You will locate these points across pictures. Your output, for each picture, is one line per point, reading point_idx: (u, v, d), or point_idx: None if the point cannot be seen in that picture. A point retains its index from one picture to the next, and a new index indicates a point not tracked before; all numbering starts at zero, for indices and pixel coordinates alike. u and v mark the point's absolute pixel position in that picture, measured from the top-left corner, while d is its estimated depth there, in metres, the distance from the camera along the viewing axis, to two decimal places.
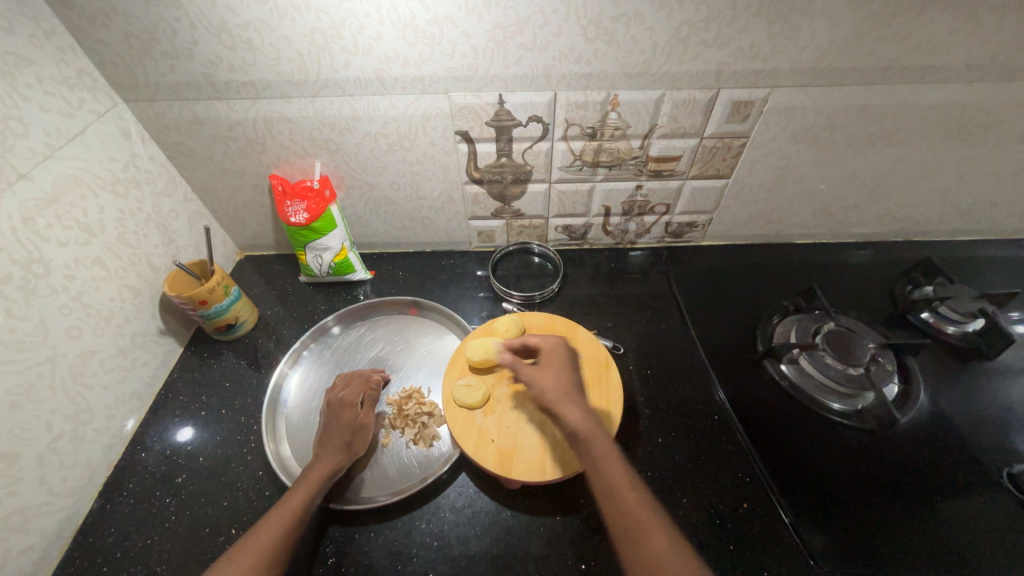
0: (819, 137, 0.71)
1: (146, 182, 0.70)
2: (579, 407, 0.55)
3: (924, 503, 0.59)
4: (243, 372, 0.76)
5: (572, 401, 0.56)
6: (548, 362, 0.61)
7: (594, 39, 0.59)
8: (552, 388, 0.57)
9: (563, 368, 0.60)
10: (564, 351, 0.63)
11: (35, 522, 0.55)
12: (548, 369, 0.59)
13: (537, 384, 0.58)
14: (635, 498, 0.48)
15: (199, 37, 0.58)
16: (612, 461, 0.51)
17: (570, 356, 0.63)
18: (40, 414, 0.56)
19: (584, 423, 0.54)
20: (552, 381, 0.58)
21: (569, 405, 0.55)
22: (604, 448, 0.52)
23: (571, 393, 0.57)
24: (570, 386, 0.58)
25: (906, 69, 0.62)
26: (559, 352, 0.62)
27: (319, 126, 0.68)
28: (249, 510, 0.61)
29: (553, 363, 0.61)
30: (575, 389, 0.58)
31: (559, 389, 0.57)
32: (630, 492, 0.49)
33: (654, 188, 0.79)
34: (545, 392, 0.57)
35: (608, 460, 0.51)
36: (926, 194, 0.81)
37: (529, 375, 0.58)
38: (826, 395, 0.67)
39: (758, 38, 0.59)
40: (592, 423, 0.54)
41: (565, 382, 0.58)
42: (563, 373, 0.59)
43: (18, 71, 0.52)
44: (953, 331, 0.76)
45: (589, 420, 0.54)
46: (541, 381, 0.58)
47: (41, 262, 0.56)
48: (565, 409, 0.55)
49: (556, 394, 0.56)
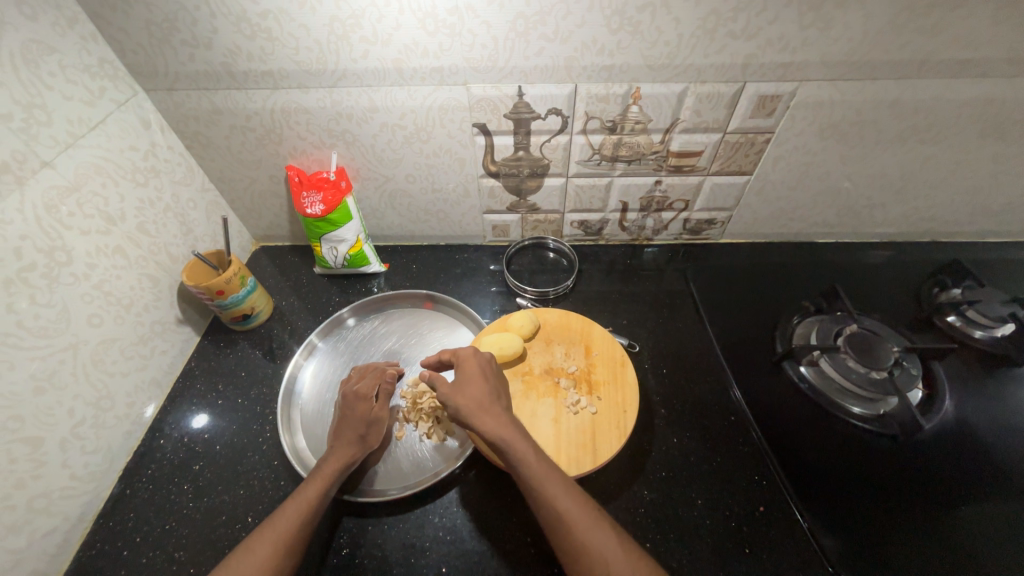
0: (848, 133, 0.69)
1: (165, 172, 0.70)
2: (496, 411, 0.53)
3: (949, 512, 0.57)
4: (259, 362, 0.76)
5: (487, 407, 0.53)
6: (463, 370, 0.57)
7: (618, 30, 0.57)
8: (469, 400, 0.54)
9: (477, 376, 0.56)
10: (480, 356, 0.59)
11: (58, 505, 0.57)
12: (463, 380, 0.56)
13: (455, 399, 0.54)
14: (561, 493, 0.47)
15: (219, 25, 0.57)
16: (534, 461, 0.49)
17: (487, 360, 0.59)
18: (63, 400, 0.56)
19: (501, 430, 0.51)
20: (469, 390, 0.55)
21: (485, 414, 0.52)
22: (522, 449, 0.50)
23: (486, 400, 0.54)
24: (487, 392, 0.55)
25: (943, 63, 0.60)
26: (474, 358, 0.58)
27: (337, 117, 0.68)
28: (264, 499, 0.62)
29: (467, 372, 0.57)
30: (490, 394, 0.55)
31: (476, 400, 0.54)
32: (555, 489, 0.48)
33: (673, 184, 0.78)
34: (460, 406, 0.53)
35: (529, 460, 0.49)
36: (956, 194, 0.78)
37: (445, 391, 0.55)
38: (847, 399, 0.66)
39: (788, 29, 0.57)
40: (509, 426, 0.52)
41: (481, 390, 0.55)
42: (478, 380, 0.56)
43: (41, 59, 0.53)
44: (981, 335, 0.74)
45: (507, 423, 0.52)
46: (456, 395, 0.54)
47: (64, 250, 0.56)
48: (479, 420, 0.52)
49: (473, 404, 0.53)
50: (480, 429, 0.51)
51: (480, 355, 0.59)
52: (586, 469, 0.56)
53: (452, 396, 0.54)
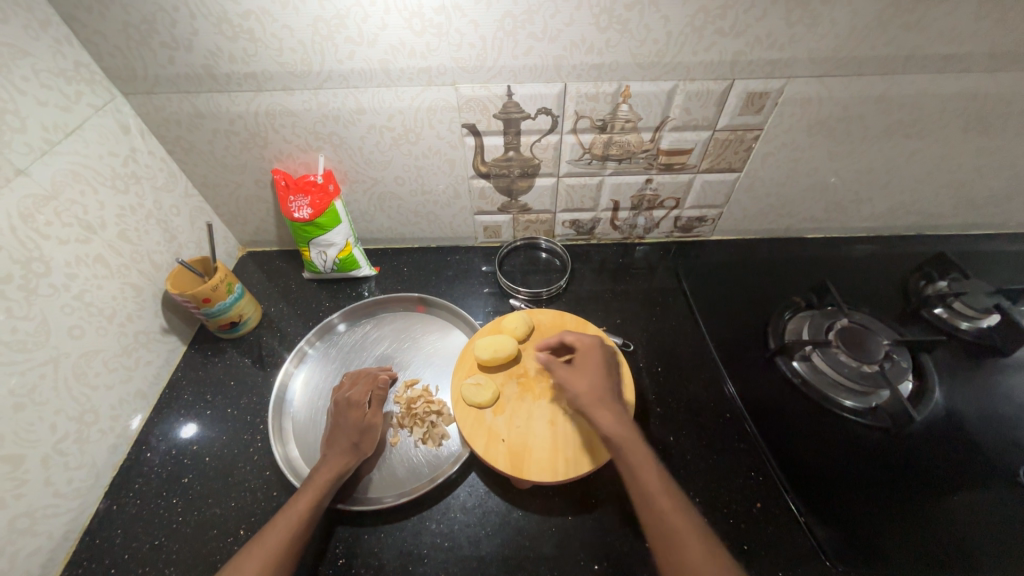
0: (835, 129, 0.70)
1: (146, 177, 0.68)
2: (614, 408, 0.54)
3: (941, 502, 0.58)
4: (248, 371, 0.75)
5: (605, 403, 0.54)
6: (584, 362, 0.59)
7: (607, 28, 0.57)
8: (585, 392, 0.55)
9: (596, 371, 0.58)
10: (603, 352, 0.61)
11: (41, 524, 0.55)
12: (583, 372, 0.58)
13: (571, 386, 0.56)
14: (670, 504, 0.47)
15: (199, 27, 0.56)
16: (646, 465, 0.50)
17: (608, 357, 0.61)
18: (44, 416, 0.55)
19: (617, 427, 0.52)
20: (587, 383, 0.56)
21: (601, 409, 0.54)
22: (637, 450, 0.50)
23: (605, 397, 0.55)
24: (606, 388, 0.56)
25: (928, 58, 0.61)
26: (595, 352, 0.60)
27: (323, 119, 0.66)
28: (257, 511, 0.61)
29: (588, 365, 0.59)
30: (609, 391, 0.56)
31: (593, 393, 0.55)
32: (664, 498, 0.48)
33: (663, 182, 0.78)
34: (578, 395, 0.55)
35: (644, 463, 0.50)
36: (941, 187, 0.80)
37: (564, 377, 0.57)
38: (840, 393, 0.66)
39: (776, 26, 0.57)
40: (625, 425, 0.52)
41: (600, 385, 0.56)
42: (597, 376, 0.57)
43: (13, 63, 0.51)
44: (967, 327, 0.75)
45: (623, 423, 0.53)
46: (576, 384, 0.56)
47: (41, 261, 0.54)
48: (595, 413, 0.54)
49: (591, 397, 0.55)
50: (597, 421, 0.53)
51: (602, 350, 0.61)
52: (584, 471, 0.55)
53: (572, 383, 0.56)
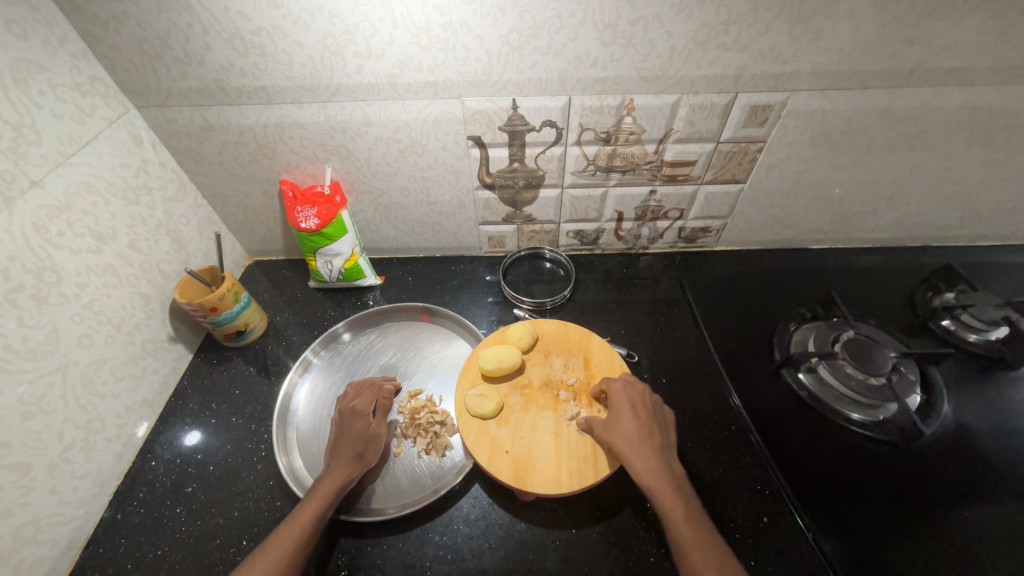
0: (839, 141, 0.70)
1: (157, 188, 0.69)
2: (650, 456, 0.52)
3: (952, 518, 0.57)
4: (253, 379, 0.75)
5: (641, 451, 0.52)
6: (615, 404, 0.57)
7: (611, 42, 0.58)
8: (618, 439, 0.54)
9: (629, 414, 0.55)
10: (636, 391, 0.58)
11: (46, 532, 0.55)
12: (616, 416, 0.56)
13: (606, 433, 0.55)
14: (707, 562, 0.46)
15: (211, 42, 0.57)
16: (680, 520, 0.48)
17: (640, 396, 0.58)
18: (51, 424, 0.55)
19: (652, 479, 0.50)
20: (621, 428, 0.54)
21: (635, 457, 0.52)
22: (670, 503, 0.49)
23: (639, 444, 0.53)
24: (640, 431, 0.54)
25: (931, 72, 0.61)
26: (626, 392, 0.58)
27: (331, 131, 0.67)
28: (260, 521, 0.61)
29: (621, 407, 0.56)
30: (644, 437, 0.53)
31: (627, 440, 0.53)
32: (699, 556, 0.46)
33: (667, 193, 0.78)
34: (611, 443, 0.54)
35: (678, 518, 0.48)
36: (946, 199, 0.79)
37: (599, 425, 0.57)
38: (847, 406, 0.65)
39: (779, 41, 0.57)
40: (660, 476, 0.51)
41: (635, 431, 0.54)
42: (631, 419, 0.55)
43: (31, 78, 0.52)
44: (976, 339, 0.74)
45: (660, 473, 0.51)
46: (609, 431, 0.55)
47: (53, 270, 0.55)
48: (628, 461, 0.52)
49: (624, 445, 0.53)
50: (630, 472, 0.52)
51: (632, 390, 0.58)
52: (587, 484, 0.55)
53: (605, 429, 0.55)
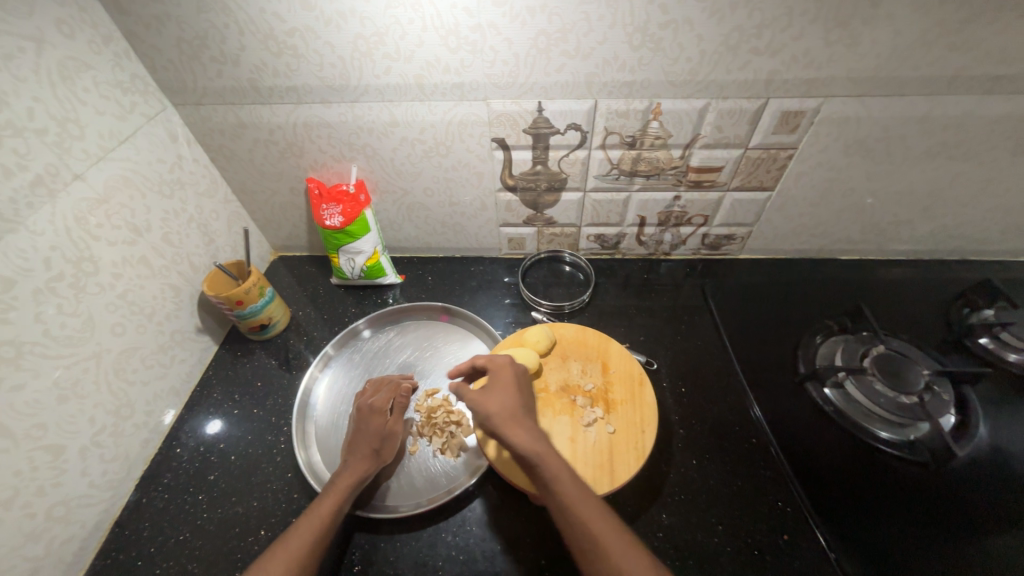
0: (873, 149, 0.68)
1: (190, 184, 0.72)
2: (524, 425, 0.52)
3: (984, 546, 0.55)
4: (275, 372, 0.77)
5: (517, 420, 0.53)
6: (496, 381, 0.58)
7: (640, 46, 0.57)
8: (498, 411, 0.54)
9: (507, 389, 0.57)
10: (514, 369, 0.60)
11: (76, 513, 0.57)
12: (494, 392, 0.56)
13: (491, 407, 0.54)
14: (592, 515, 0.45)
15: (246, 43, 0.59)
16: (566, 480, 0.48)
17: (522, 373, 0.60)
18: (84, 408, 0.57)
19: (534, 444, 0.50)
20: (498, 401, 0.55)
21: (515, 427, 0.52)
22: (553, 464, 0.49)
23: (516, 413, 0.54)
24: (516, 403, 0.55)
25: (975, 79, 0.59)
26: (508, 367, 0.59)
27: (358, 131, 0.68)
28: (278, 512, 0.62)
29: (500, 384, 0.57)
30: (518, 407, 0.55)
31: (507, 411, 0.54)
32: (586, 511, 0.46)
33: (692, 200, 0.77)
34: (490, 417, 0.53)
35: (562, 476, 0.48)
36: (987, 211, 0.76)
37: (475, 400, 0.55)
38: (875, 423, 0.63)
39: (814, 46, 0.56)
40: (537, 439, 0.51)
41: (514, 402, 0.55)
42: (508, 393, 0.56)
43: (77, 75, 0.54)
44: (1016, 359, 0.71)
45: (536, 438, 0.51)
46: (487, 406, 0.54)
47: (91, 260, 0.57)
48: (509, 431, 0.52)
49: (502, 416, 0.53)
50: (510, 441, 0.50)
51: (515, 367, 0.60)
52: (603, 492, 0.54)
53: (483, 404, 0.54)
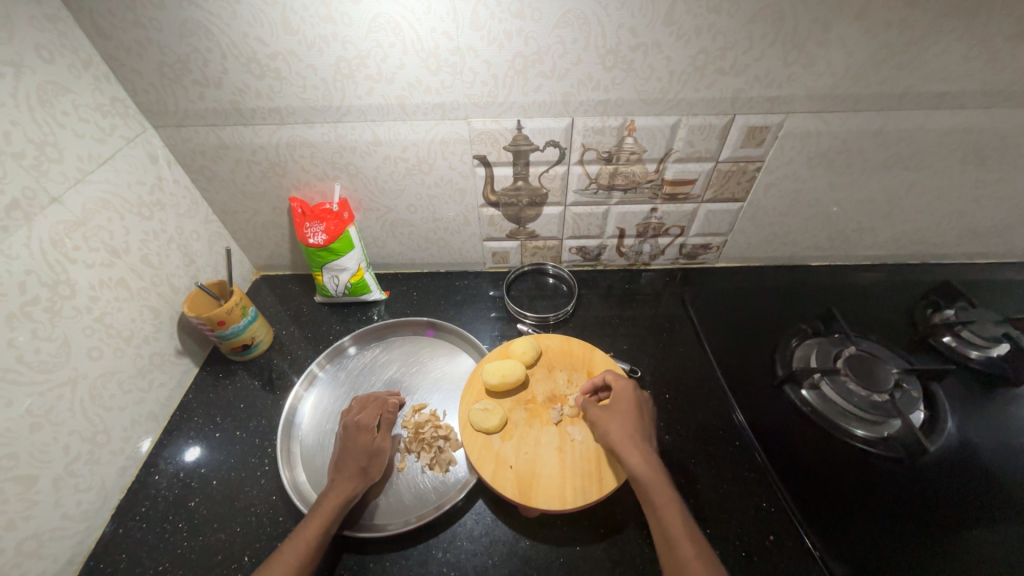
0: (835, 161, 0.72)
1: (170, 205, 0.71)
2: (645, 453, 0.53)
3: (956, 536, 0.57)
4: (257, 393, 0.76)
5: (637, 447, 0.53)
6: (616, 403, 0.58)
7: (613, 67, 0.60)
8: (616, 433, 0.55)
9: (630, 411, 0.57)
10: (637, 394, 0.59)
11: (48, 547, 0.55)
12: (614, 413, 0.57)
13: (612, 431, 0.55)
14: (696, 556, 0.46)
15: (229, 66, 0.60)
16: (671, 512, 0.49)
17: (642, 397, 0.59)
18: (58, 436, 0.55)
19: (648, 470, 0.51)
20: (619, 426, 0.56)
21: (631, 453, 0.53)
22: (663, 498, 0.50)
23: (637, 440, 0.54)
24: (637, 427, 0.56)
25: (922, 96, 0.63)
26: (629, 392, 0.59)
27: (341, 150, 0.69)
28: (261, 537, 0.60)
29: (623, 406, 0.58)
30: (639, 435, 0.55)
31: (624, 435, 0.55)
32: (689, 550, 0.46)
33: (668, 211, 0.80)
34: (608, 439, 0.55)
35: (670, 511, 0.49)
36: (942, 217, 0.81)
37: (598, 418, 0.58)
38: (850, 421, 0.65)
39: (774, 66, 0.60)
40: (654, 471, 0.52)
41: (631, 427, 0.56)
42: (628, 416, 0.56)
43: (56, 99, 0.54)
44: (977, 356, 0.75)
45: (653, 466, 0.52)
46: (608, 424, 0.56)
47: (67, 284, 0.56)
48: (626, 454, 0.53)
49: (622, 441, 0.54)
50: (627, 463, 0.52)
51: (636, 392, 0.59)
52: (592, 499, 0.55)
53: (604, 424, 0.57)
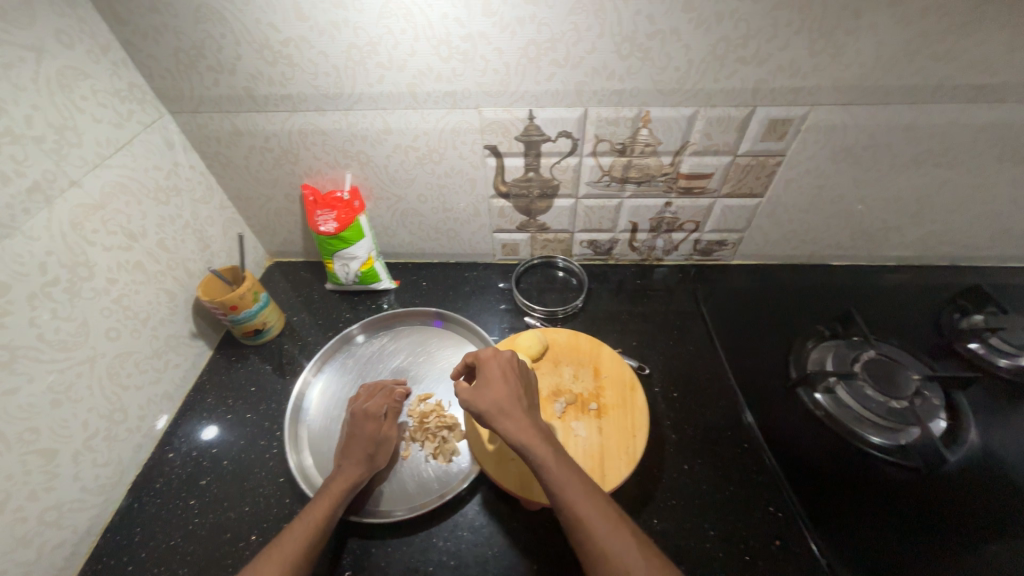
0: (861, 156, 0.69)
1: (186, 190, 0.72)
2: (520, 415, 0.49)
3: (972, 550, 0.55)
4: (268, 377, 0.77)
5: (511, 411, 0.50)
6: (485, 373, 0.55)
7: (628, 56, 0.58)
8: (495, 401, 0.51)
9: (502, 378, 0.54)
10: (504, 359, 0.56)
11: (68, 518, 0.57)
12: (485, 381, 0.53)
13: (489, 401, 0.51)
14: (582, 501, 0.44)
15: (242, 52, 0.60)
16: (556, 464, 0.46)
17: (509, 360, 0.57)
18: (78, 413, 0.57)
19: (525, 434, 0.48)
20: (492, 392, 0.52)
21: (506, 419, 0.49)
22: (542, 454, 0.46)
23: (511, 402, 0.50)
24: (507, 392, 0.52)
25: (959, 88, 0.60)
26: (494, 359, 0.56)
27: (352, 138, 0.69)
28: (269, 517, 0.62)
29: (492, 373, 0.54)
30: (513, 398, 0.51)
31: (499, 401, 0.51)
32: (576, 497, 0.44)
33: (683, 206, 0.77)
34: (481, 408, 0.50)
35: (550, 466, 0.46)
36: (975, 217, 0.77)
37: (468, 395, 0.52)
38: (865, 428, 0.63)
39: (798, 55, 0.57)
40: (532, 430, 0.48)
41: (505, 391, 0.52)
42: (499, 382, 0.53)
43: (75, 84, 0.55)
44: (1005, 364, 0.72)
45: (527, 427, 0.48)
46: (480, 397, 0.51)
47: (87, 266, 0.58)
48: (502, 423, 0.49)
49: (495, 408, 0.50)
50: (502, 432, 0.48)
51: (501, 356, 0.57)
52: None
53: (476, 398, 0.51)
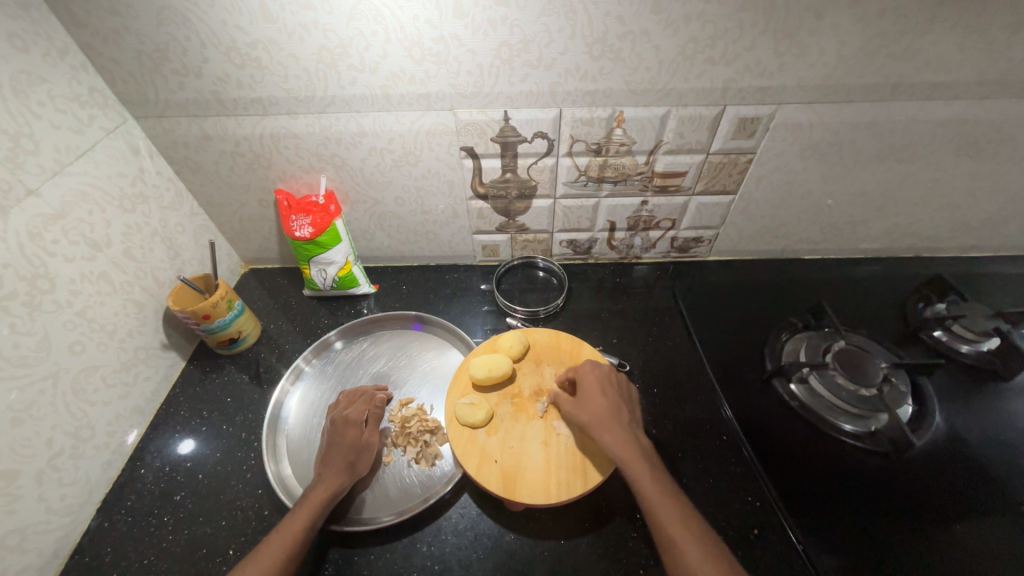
0: (827, 153, 0.71)
1: (154, 197, 0.70)
2: (618, 431, 0.54)
3: (940, 530, 0.57)
4: (245, 387, 0.75)
5: (610, 426, 0.54)
6: (584, 384, 0.59)
7: (600, 57, 0.59)
8: (592, 415, 0.56)
9: (600, 392, 0.58)
10: (605, 373, 0.60)
11: (32, 541, 0.55)
12: (586, 394, 0.58)
13: (585, 415, 0.56)
14: (673, 521, 0.48)
15: (209, 55, 0.58)
16: (649, 483, 0.50)
17: (607, 374, 0.60)
18: (40, 431, 0.55)
19: (622, 449, 0.53)
20: (591, 407, 0.56)
21: (604, 431, 0.54)
22: (638, 470, 0.51)
23: (612, 418, 0.55)
24: (608, 407, 0.56)
25: (917, 86, 0.62)
26: (593, 373, 0.60)
27: (326, 141, 0.68)
28: (247, 530, 0.60)
29: (592, 386, 0.58)
30: (612, 413, 0.56)
31: (598, 415, 0.55)
32: (668, 515, 0.48)
33: (659, 204, 0.79)
34: (581, 420, 0.56)
35: (644, 483, 0.50)
36: (936, 210, 0.80)
37: (569, 406, 0.58)
38: (837, 416, 0.65)
39: (764, 56, 0.59)
40: (627, 447, 0.53)
41: (605, 406, 0.56)
42: (600, 397, 0.57)
43: (30, 89, 0.53)
44: (968, 350, 0.75)
45: (626, 444, 0.53)
46: (582, 410, 0.57)
47: (47, 278, 0.56)
48: (601, 436, 0.54)
49: (595, 421, 0.55)
50: (602, 443, 0.53)
51: (599, 370, 0.61)
52: (576, 493, 0.55)
53: (578, 411, 0.57)
